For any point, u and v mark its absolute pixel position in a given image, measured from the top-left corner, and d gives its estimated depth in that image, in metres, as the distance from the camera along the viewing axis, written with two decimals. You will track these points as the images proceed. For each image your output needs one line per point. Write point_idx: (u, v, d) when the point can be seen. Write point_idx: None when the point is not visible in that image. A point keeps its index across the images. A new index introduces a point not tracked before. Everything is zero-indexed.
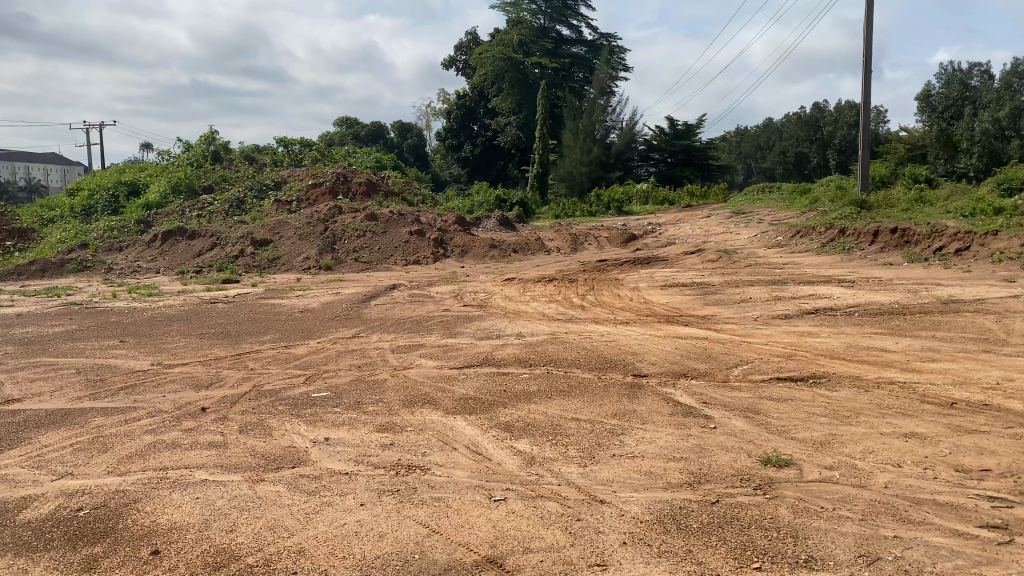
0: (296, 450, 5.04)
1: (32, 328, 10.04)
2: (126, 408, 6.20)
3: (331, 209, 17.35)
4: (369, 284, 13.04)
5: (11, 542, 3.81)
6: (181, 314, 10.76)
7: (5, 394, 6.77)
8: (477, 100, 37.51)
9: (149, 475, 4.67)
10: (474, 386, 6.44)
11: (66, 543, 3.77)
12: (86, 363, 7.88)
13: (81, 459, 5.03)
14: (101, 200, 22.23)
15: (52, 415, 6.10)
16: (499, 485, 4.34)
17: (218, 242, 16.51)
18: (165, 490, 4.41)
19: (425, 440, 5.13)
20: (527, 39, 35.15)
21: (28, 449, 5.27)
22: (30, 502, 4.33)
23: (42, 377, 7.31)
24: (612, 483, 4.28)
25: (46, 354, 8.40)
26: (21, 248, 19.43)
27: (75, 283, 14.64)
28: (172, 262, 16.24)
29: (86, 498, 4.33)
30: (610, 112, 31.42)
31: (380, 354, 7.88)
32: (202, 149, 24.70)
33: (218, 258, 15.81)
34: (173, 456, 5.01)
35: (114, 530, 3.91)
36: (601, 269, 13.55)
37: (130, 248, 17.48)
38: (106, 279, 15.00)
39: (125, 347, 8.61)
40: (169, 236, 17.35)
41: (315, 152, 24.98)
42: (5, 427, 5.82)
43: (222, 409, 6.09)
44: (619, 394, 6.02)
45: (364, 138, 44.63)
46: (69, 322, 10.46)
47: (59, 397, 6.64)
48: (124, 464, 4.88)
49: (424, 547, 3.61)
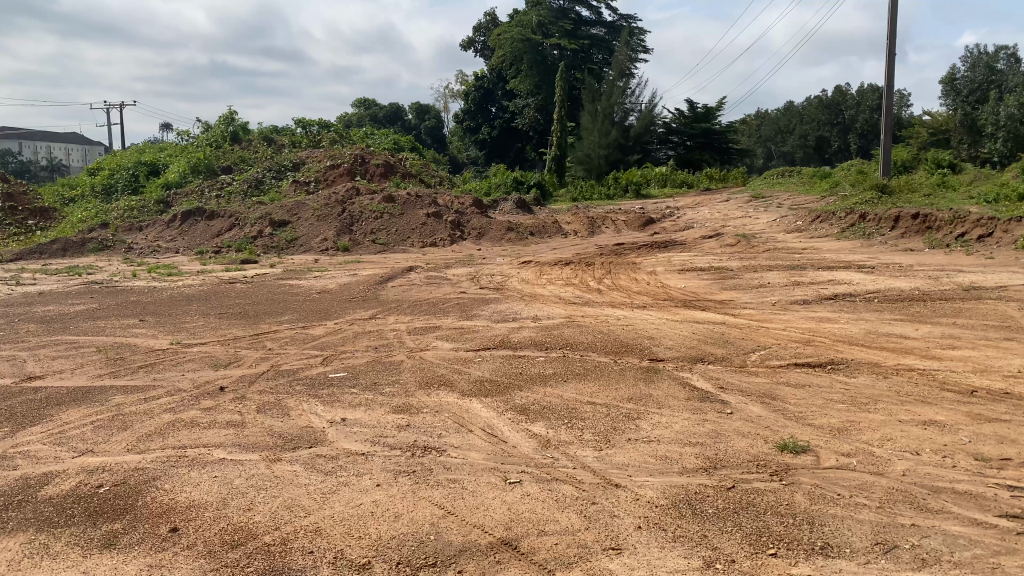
0: (313, 430, 5.07)
1: (54, 306, 10.16)
2: (145, 387, 6.27)
3: (349, 190, 17.38)
4: (386, 266, 13.07)
5: (33, 518, 3.87)
6: (200, 294, 10.84)
7: (27, 372, 6.86)
8: (495, 82, 37.38)
9: (168, 453, 4.71)
10: (490, 369, 6.45)
11: (86, 519, 3.82)
12: (106, 341, 7.96)
13: (101, 436, 5.09)
14: (121, 180, 22.38)
15: (73, 393, 6.18)
16: (514, 467, 4.35)
17: (237, 223, 16.59)
18: (183, 468, 4.46)
19: (441, 422, 5.15)
20: (546, 20, 34.94)
21: (50, 425, 5.34)
22: (51, 479, 4.38)
23: (64, 355, 7.40)
24: (628, 467, 4.27)
25: (67, 332, 8.51)
26: (43, 227, 19.62)
27: (95, 263, 14.77)
28: (191, 242, 16.34)
29: (106, 475, 4.39)
30: (630, 94, 31.19)
31: (397, 335, 7.91)
32: (220, 129, 24.79)
33: (237, 238, 15.90)
34: (192, 435, 5.06)
35: (134, 507, 3.95)
36: (618, 253, 13.50)
37: (150, 228, 17.61)
38: (126, 258, 15.14)
39: (145, 326, 8.70)
40: (188, 216, 17.45)
41: (333, 133, 25.01)
42: (28, 403, 5.90)
43: (240, 389, 6.14)
44: (635, 379, 6.00)
45: (382, 119, 44.66)
46: (90, 300, 10.56)
47: (81, 374, 6.72)
48: (144, 442, 4.94)
49: (440, 528, 3.63)
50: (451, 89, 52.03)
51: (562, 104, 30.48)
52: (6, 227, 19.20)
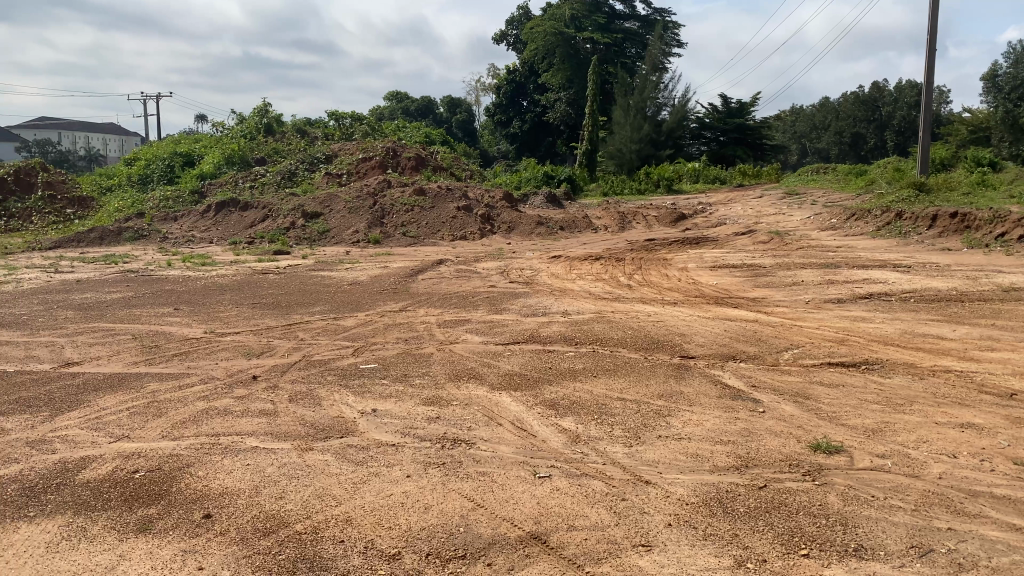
0: (344, 420, 5.11)
1: (92, 294, 10.34)
2: (179, 374, 6.36)
3: (380, 183, 17.45)
4: (416, 258, 13.12)
5: (71, 501, 3.94)
6: (232, 284, 10.96)
7: (65, 358, 6.99)
8: (527, 75, 37.35)
9: (202, 441, 4.78)
10: (519, 363, 6.46)
11: (122, 504, 3.88)
12: (142, 329, 8.09)
13: (136, 422, 5.17)
14: (156, 170, 22.70)
15: (110, 379, 6.29)
16: (544, 461, 4.35)
17: (270, 214, 16.75)
18: (216, 455, 4.51)
19: (471, 415, 5.16)
20: (579, 14, 34.89)
21: (87, 411, 5.44)
22: (88, 463, 4.46)
23: (101, 342, 7.53)
24: (658, 464, 4.25)
25: (104, 319, 8.65)
26: (81, 216, 19.97)
27: (131, 251, 15.02)
28: (225, 232, 16.52)
29: (142, 461, 4.46)
30: (663, 89, 30.98)
31: (426, 327, 7.94)
32: (255, 121, 25.03)
33: (270, 230, 16.06)
34: (225, 423, 5.12)
35: (168, 493, 4.01)
36: (649, 249, 13.43)
37: (185, 218, 17.83)
38: (161, 248, 15.36)
39: (180, 315, 8.82)
40: (222, 206, 17.65)
41: (366, 125, 25.16)
42: (66, 388, 6.02)
43: (272, 378, 6.21)
44: (665, 375, 5.97)
45: (414, 112, 44.87)
46: (126, 288, 10.74)
47: (117, 361, 6.83)
48: (178, 429, 5.00)
49: (469, 520, 3.63)
50: (482, 82, 51.99)
51: (594, 98, 30.36)
52: (46, 216, 19.59)
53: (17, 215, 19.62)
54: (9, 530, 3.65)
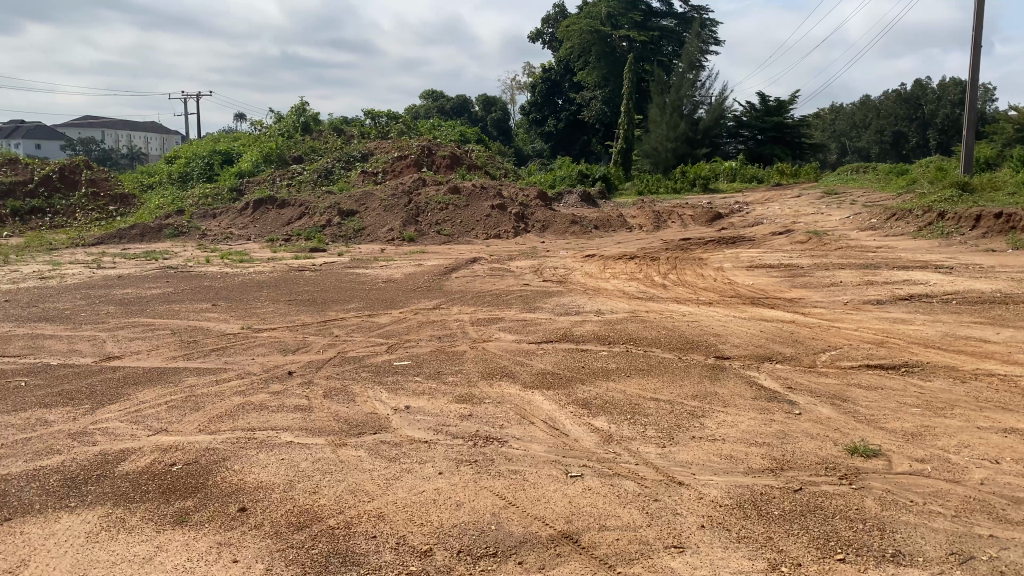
0: (378, 416, 5.14)
1: (132, 289, 10.53)
2: (216, 369, 6.46)
3: (415, 181, 17.53)
4: (450, 256, 13.17)
5: (110, 493, 4.01)
6: (269, 280, 11.09)
7: (107, 352, 7.14)
8: (562, 74, 37.27)
9: (239, 435, 4.84)
10: (551, 361, 6.44)
11: (160, 496, 3.95)
12: (180, 324, 8.21)
13: (175, 416, 5.26)
14: (196, 168, 23.06)
15: (149, 373, 6.40)
16: (575, 461, 4.33)
17: (306, 212, 16.93)
18: (252, 450, 4.57)
19: (504, 413, 5.16)
20: (616, 12, 34.73)
21: (127, 404, 5.55)
22: (127, 455, 4.55)
23: (141, 337, 7.66)
24: (692, 465, 4.22)
25: (144, 314, 8.81)
26: (123, 213, 20.36)
27: (171, 248, 15.27)
28: (263, 230, 16.72)
29: (179, 454, 4.52)
30: (700, 87, 30.73)
31: (460, 325, 7.96)
32: (293, 120, 25.30)
33: (306, 227, 16.23)
34: (261, 417, 5.19)
35: (205, 486, 4.07)
36: (685, 248, 13.32)
37: (224, 215, 18.09)
38: (200, 245, 15.61)
39: (217, 310, 8.95)
40: (260, 204, 17.85)
41: (402, 124, 25.30)
42: (106, 382, 6.14)
43: (307, 373, 6.28)
44: (700, 375, 5.92)
45: (449, 111, 45.02)
46: (166, 284, 10.93)
47: (156, 356, 6.96)
48: (215, 423, 5.08)
49: (501, 518, 3.64)
50: (517, 81, 51.96)
51: (630, 96, 30.21)
52: (89, 213, 20.01)
53: (62, 212, 20.08)
54: (51, 519, 3.74)
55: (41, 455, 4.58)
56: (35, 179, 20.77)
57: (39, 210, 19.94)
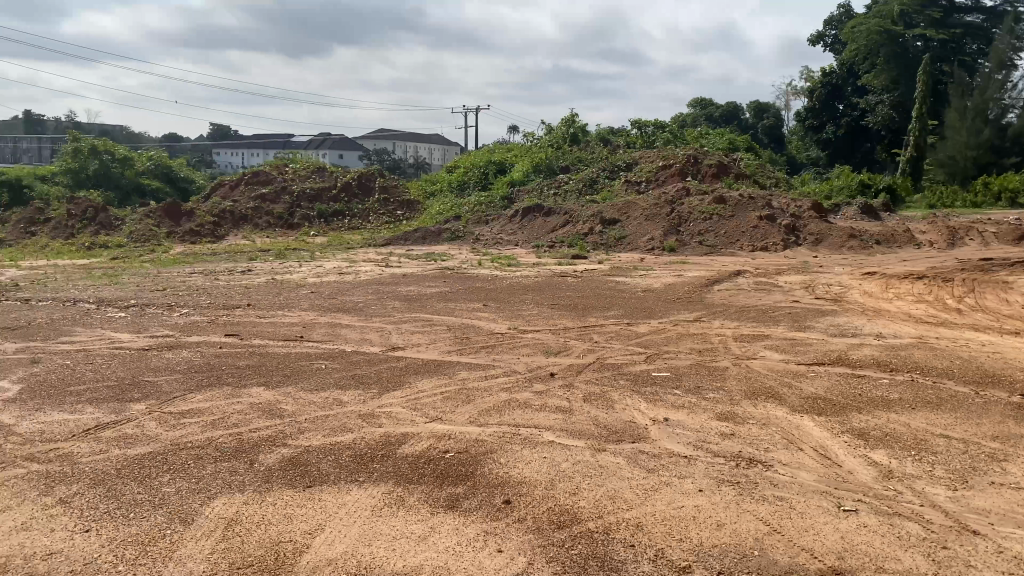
0: (637, 426, 5.14)
1: (415, 287, 11.47)
2: (486, 365, 6.84)
3: (681, 191, 17.31)
4: (714, 268, 12.87)
5: (391, 472, 4.40)
6: (535, 284, 11.54)
7: (391, 342, 7.83)
8: (844, 78, 34.98)
9: (504, 430, 5.09)
10: (823, 385, 6.05)
11: (434, 480, 4.26)
12: (454, 322, 8.81)
13: (448, 406, 5.65)
14: (473, 177, 24.60)
15: (426, 364, 6.93)
16: (849, 494, 4.03)
17: (571, 220, 17.41)
18: (517, 445, 4.79)
19: (769, 436, 4.93)
20: (910, 9, 31.92)
21: (407, 391, 6.05)
22: (407, 439, 4.96)
23: (420, 331, 8.32)
24: (990, 514, 3.75)
25: (423, 310, 9.55)
26: (408, 217, 22.24)
27: (448, 251, 16.43)
28: (530, 236, 17.44)
29: (452, 443, 4.85)
30: (1010, 88, 27.31)
31: (722, 340, 7.74)
32: (562, 131, 26.12)
33: (571, 235, 16.69)
34: (525, 415, 5.41)
35: (474, 475, 4.33)
36: (984, 269, 11.89)
37: (495, 221, 19.10)
38: (474, 248, 16.65)
39: (487, 311, 9.47)
40: (529, 211, 18.62)
41: (669, 133, 25.12)
42: (390, 370, 6.74)
43: (569, 377, 6.44)
44: (1002, 415, 5.24)
45: (718, 120, 44.03)
46: (443, 284, 11.77)
47: (432, 349, 7.53)
48: (484, 416, 5.38)
49: (765, 545, 3.48)
50: (793, 88, 49.58)
51: (922, 100, 27.59)
52: (380, 216, 22.11)
53: (358, 214, 22.36)
54: (343, 490, 4.18)
55: (337, 431, 5.14)
56: (337, 186, 23.35)
57: (339, 213, 22.38)
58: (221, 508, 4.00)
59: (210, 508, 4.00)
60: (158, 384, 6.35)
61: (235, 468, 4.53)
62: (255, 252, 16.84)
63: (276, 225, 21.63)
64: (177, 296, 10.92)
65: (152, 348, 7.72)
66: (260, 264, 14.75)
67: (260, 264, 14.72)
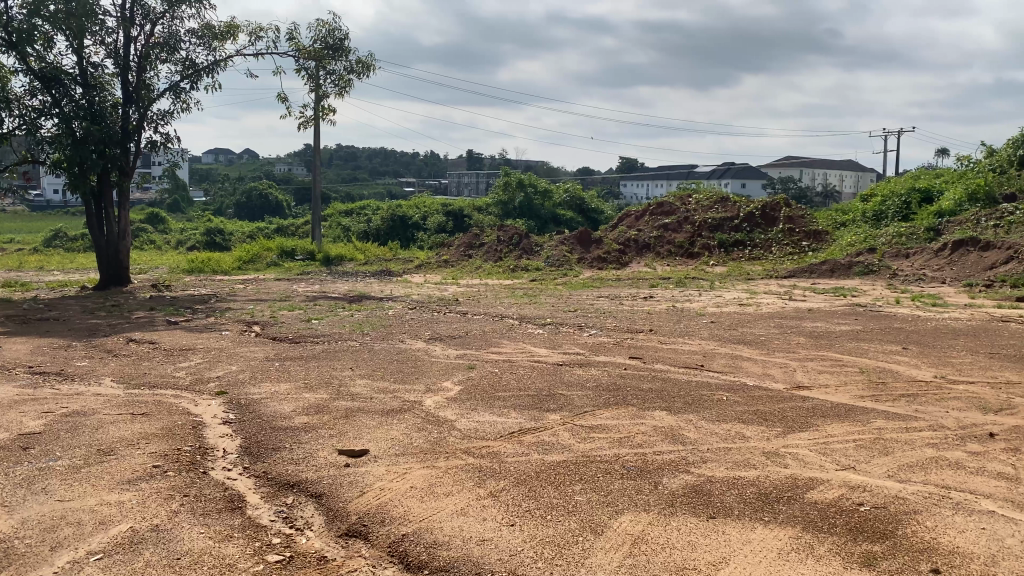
0: None
1: (823, 323, 10.88)
2: (907, 417, 6.23)
3: None
4: None
5: (800, 516, 4.27)
6: (967, 329, 10.21)
7: (798, 380, 7.52)
8: None
9: (931, 490, 4.64)
10: None
11: (847, 533, 4.05)
12: (869, 364, 8.17)
13: (863, 456, 5.29)
14: (892, 207, 22.63)
15: (838, 408, 6.53)
16: None
17: (1016, 256, 15.00)
18: (947, 509, 4.34)
19: None
20: None
21: (817, 434, 5.77)
22: (817, 484, 4.75)
23: (830, 371, 7.87)
24: None
25: (833, 349, 9.02)
26: (815, 248, 21.10)
27: (860, 286, 15.32)
28: (960, 273, 15.47)
29: (867, 496, 4.56)
30: None
31: None
32: (1007, 153, 22.77)
33: (1014, 273, 14.44)
34: (957, 477, 4.87)
35: (894, 535, 4.03)
36: None
37: (917, 255, 17.26)
38: (890, 284, 15.31)
39: (908, 354, 8.63)
40: (960, 245, 16.53)
41: None
42: (796, 409, 6.47)
43: (1013, 439, 5.62)
44: None
45: None
46: (856, 321, 10.99)
47: (844, 392, 7.07)
48: (906, 472, 4.95)
49: None
50: None
51: None
52: (783, 247, 21.37)
53: (760, 244, 21.87)
54: (748, 527, 4.13)
55: (741, 466, 5.08)
56: (740, 215, 23.09)
57: (741, 243, 22.12)
58: (628, 525, 4.16)
59: (617, 523, 4.18)
60: (571, 399, 6.84)
61: (640, 488, 4.68)
62: (657, 279, 17.41)
63: (677, 253, 22.11)
64: (587, 317, 11.72)
65: (565, 363, 8.38)
66: (661, 291, 15.22)
67: (661, 291, 15.20)
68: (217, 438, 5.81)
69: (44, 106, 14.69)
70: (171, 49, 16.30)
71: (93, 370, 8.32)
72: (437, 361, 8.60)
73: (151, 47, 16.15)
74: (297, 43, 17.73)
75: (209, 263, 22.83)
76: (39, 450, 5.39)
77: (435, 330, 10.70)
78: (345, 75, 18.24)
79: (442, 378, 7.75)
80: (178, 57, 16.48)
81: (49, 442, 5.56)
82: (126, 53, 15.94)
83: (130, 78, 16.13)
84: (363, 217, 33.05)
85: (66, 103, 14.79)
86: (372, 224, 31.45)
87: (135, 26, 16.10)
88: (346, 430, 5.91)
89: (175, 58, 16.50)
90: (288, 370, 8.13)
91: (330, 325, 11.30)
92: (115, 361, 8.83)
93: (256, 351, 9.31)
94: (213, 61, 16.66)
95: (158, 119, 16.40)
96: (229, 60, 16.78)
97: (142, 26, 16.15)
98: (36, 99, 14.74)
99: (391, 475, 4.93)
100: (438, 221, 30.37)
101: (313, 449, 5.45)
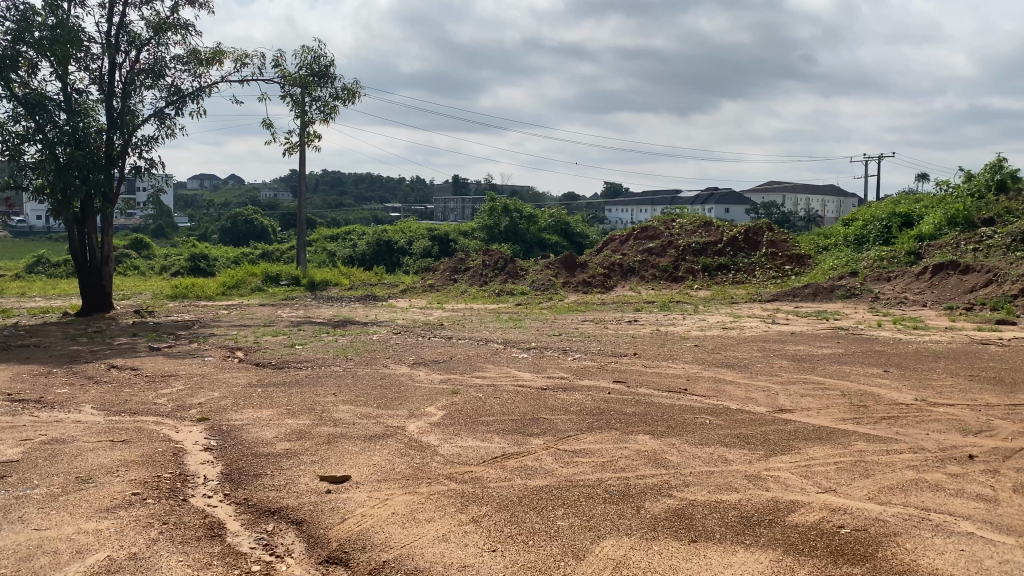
0: None
1: (806, 347, 10.95)
2: (888, 439, 6.28)
3: None
4: None
5: (781, 539, 4.28)
6: (949, 352, 10.29)
7: (780, 404, 7.55)
8: None
9: (911, 512, 4.67)
10: None
11: (828, 555, 4.07)
12: (851, 387, 8.21)
13: (843, 478, 5.32)
14: (873, 231, 22.88)
15: (819, 431, 6.57)
16: None
17: (995, 279, 15.19)
18: (927, 531, 4.36)
19: None
20: None
21: (798, 457, 5.80)
22: (797, 507, 4.77)
23: (812, 395, 7.90)
24: None
25: (815, 372, 9.08)
26: (798, 272, 21.24)
27: (842, 309, 15.46)
28: (941, 296, 15.65)
29: (848, 518, 4.58)
30: None
31: None
32: (985, 178, 23.08)
33: (994, 296, 14.58)
34: (937, 499, 4.90)
35: (874, 557, 4.05)
36: None
37: (898, 279, 17.43)
38: (872, 307, 15.47)
39: (890, 377, 8.68)
40: (940, 268, 16.70)
41: None
42: (779, 432, 6.51)
43: (992, 461, 5.68)
44: None
45: None
46: (838, 345, 11.06)
47: (826, 415, 7.12)
48: (885, 495, 4.98)
49: None
50: None
51: None
52: (767, 271, 21.49)
53: (744, 268, 22.00)
54: (729, 550, 4.15)
55: (723, 489, 5.09)
56: (723, 240, 23.25)
57: (724, 267, 22.24)
58: (610, 549, 4.16)
59: (599, 547, 4.19)
60: (555, 423, 6.85)
61: (622, 512, 4.69)
62: (642, 303, 17.52)
63: (661, 277, 22.25)
64: (572, 342, 11.73)
65: (549, 388, 8.38)
66: (645, 315, 15.27)
67: (645, 315, 15.28)
68: (198, 464, 5.77)
69: (28, 132, 14.59)
70: (157, 75, 16.40)
71: (73, 396, 8.23)
72: (421, 386, 8.59)
73: (136, 73, 16.22)
74: (283, 70, 17.84)
75: (192, 289, 22.76)
76: (16, 478, 5.33)
77: (419, 355, 10.67)
78: (331, 101, 18.32)
79: (426, 403, 7.72)
80: (164, 83, 16.55)
81: (27, 470, 5.50)
82: (110, 79, 15.99)
83: (115, 104, 16.17)
84: (348, 243, 32.99)
85: (49, 129, 14.71)
86: (357, 250, 31.45)
87: (120, 52, 16.15)
88: (329, 456, 5.89)
89: (161, 84, 16.57)
90: (271, 395, 8.10)
91: (314, 351, 11.24)
92: (95, 388, 8.75)
93: (238, 377, 9.26)
94: (198, 88, 16.71)
95: (143, 145, 16.40)
96: (215, 86, 16.84)
97: (127, 52, 16.20)
98: (20, 125, 14.65)
99: (373, 501, 4.91)
100: (423, 246, 30.41)
101: (294, 475, 5.43)
